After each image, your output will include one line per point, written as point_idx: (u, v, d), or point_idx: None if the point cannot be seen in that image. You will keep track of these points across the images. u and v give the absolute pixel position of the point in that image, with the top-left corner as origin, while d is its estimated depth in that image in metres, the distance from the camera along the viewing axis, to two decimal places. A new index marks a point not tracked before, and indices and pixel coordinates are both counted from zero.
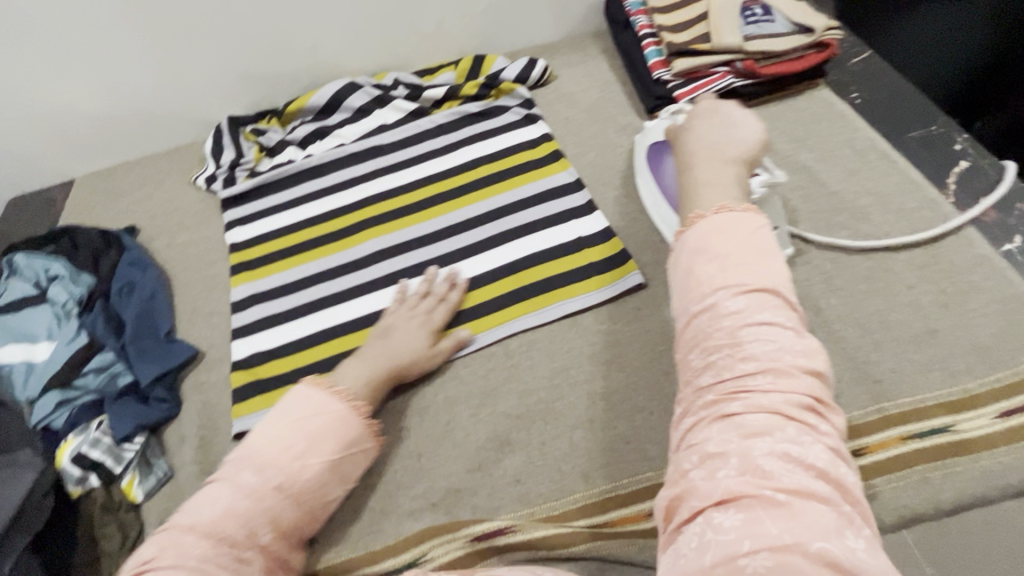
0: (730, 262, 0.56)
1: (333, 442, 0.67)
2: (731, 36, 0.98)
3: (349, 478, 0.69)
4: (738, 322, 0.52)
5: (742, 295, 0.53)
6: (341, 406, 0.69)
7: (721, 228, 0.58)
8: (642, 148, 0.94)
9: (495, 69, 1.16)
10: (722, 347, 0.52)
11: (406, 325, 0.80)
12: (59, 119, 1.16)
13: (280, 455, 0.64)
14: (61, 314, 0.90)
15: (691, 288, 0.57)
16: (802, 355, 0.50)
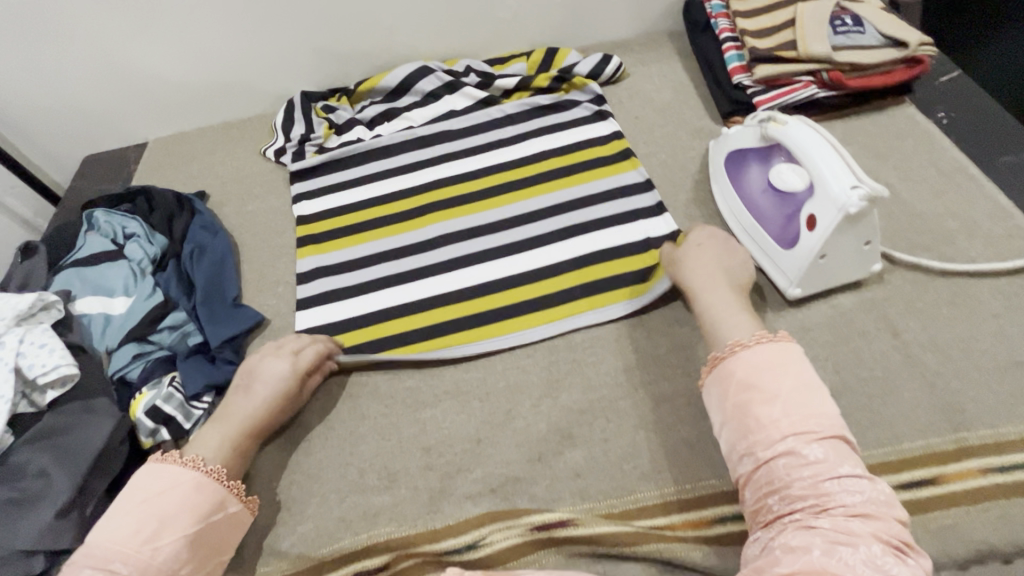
0: (789, 398, 0.59)
1: (187, 516, 0.63)
2: (819, 45, 0.96)
3: (216, 550, 0.65)
4: (823, 468, 0.55)
5: (818, 442, 0.56)
6: (194, 475, 0.65)
7: (763, 361, 0.63)
8: (720, 154, 0.93)
9: (568, 63, 1.16)
10: (805, 492, 0.54)
11: (263, 376, 0.76)
12: (141, 83, 1.19)
13: (130, 544, 0.59)
14: (136, 271, 0.93)
15: (753, 426, 0.59)
16: (887, 504, 0.53)
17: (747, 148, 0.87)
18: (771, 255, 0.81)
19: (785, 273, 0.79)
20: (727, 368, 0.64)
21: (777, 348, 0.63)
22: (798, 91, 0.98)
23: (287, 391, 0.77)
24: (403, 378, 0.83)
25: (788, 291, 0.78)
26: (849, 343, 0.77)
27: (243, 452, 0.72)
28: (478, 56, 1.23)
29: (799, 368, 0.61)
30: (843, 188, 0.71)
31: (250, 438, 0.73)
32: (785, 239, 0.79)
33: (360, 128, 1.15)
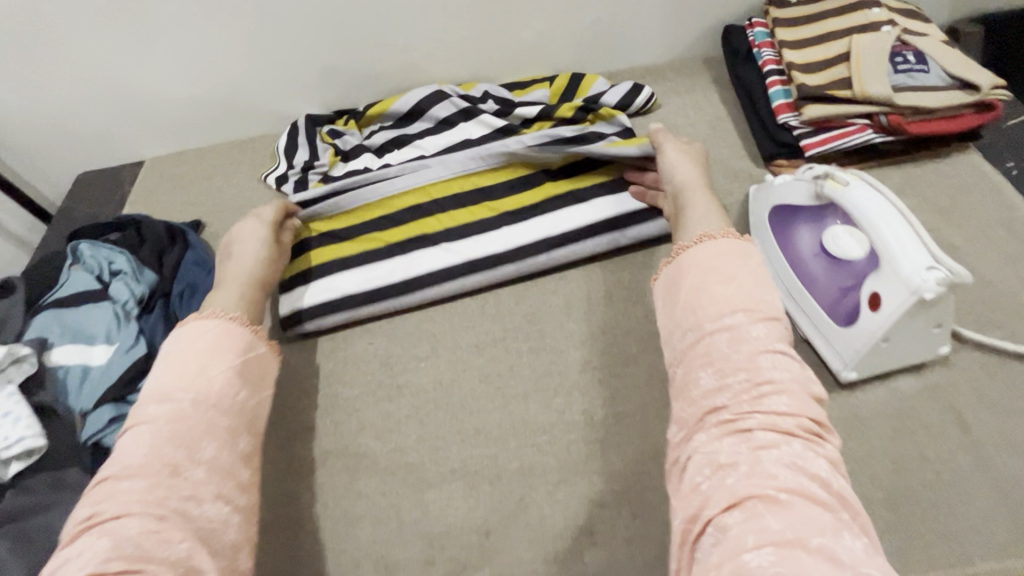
0: (736, 288, 0.59)
1: (231, 350, 0.66)
2: (879, 86, 0.86)
3: (255, 384, 0.67)
4: (757, 346, 0.55)
5: (758, 322, 0.56)
6: (218, 324, 0.68)
7: (714, 252, 0.63)
8: (763, 205, 0.83)
9: (594, 91, 1.06)
10: (738, 369, 0.54)
11: (242, 240, 0.83)
12: (137, 100, 1.12)
13: (186, 378, 0.62)
14: (120, 315, 0.85)
15: (694, 315, 0.59)
16: (809, 384, 0.53)
17: (797, 204, 0.78)
18: (823, 329, 0.71)
19: (839, 353, 0.69)
20: (685, 260, 0.65)
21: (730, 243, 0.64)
22: (852, 135, 0.88)
23: (269, 250, 0.83)
24: (404, 451, 0.75)
25: (842, 374, 0.69)
26: (910, 436, 0.68)
27: (254, 298, 0.76)
28: (497, 80, 1.14)
29: (750, 257, 0.62)
30: (917, 267, 0.62)
31: (255, 288, 0.78)
32: (840, 313, 0.70)
33: (368, 156, 1.06)
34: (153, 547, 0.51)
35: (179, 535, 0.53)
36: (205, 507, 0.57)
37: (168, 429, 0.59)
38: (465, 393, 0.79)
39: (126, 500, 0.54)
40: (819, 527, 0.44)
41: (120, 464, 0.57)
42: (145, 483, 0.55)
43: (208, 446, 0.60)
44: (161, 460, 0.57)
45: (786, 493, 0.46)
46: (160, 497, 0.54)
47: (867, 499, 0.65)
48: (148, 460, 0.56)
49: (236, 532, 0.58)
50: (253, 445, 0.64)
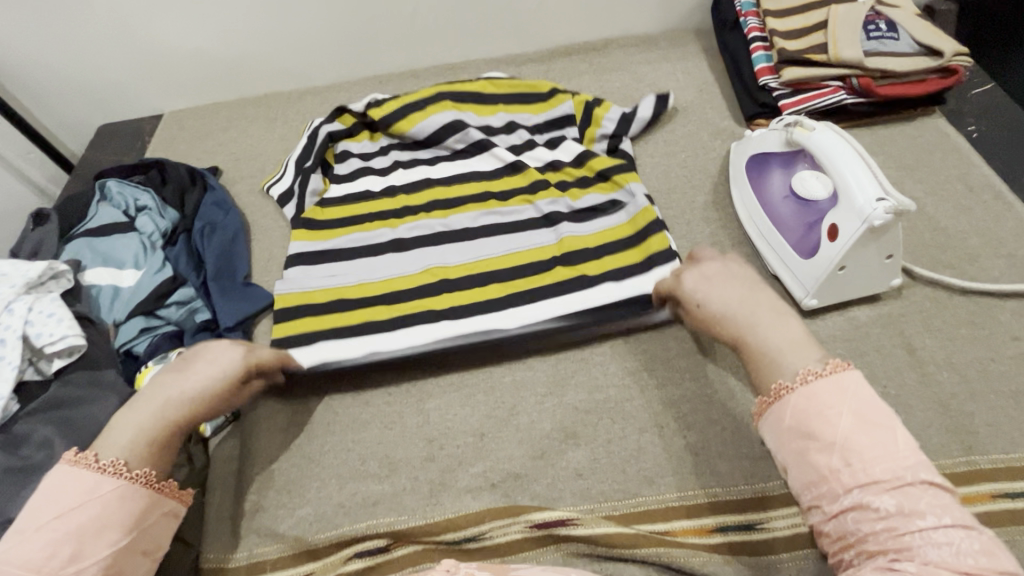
0: (859, 449, 0.45)
1: (114, 528, 0.54)
2: (851, 50, 0.93)
3: (156, 544, 0.59)
4: (893, 523, 0.43)
5: (884, 491, 0.44)
6: (113, 487, 0.56)
7: (818, 402, 0.48)
8: (741, 156, 0.91)
9: (637, 118, 1.03)
10: (880, 549, 0.43)
11: (183, 376, 0.65)
12: (158, 53, 1.18)
13: (44, 566, 0.51)
14: (147, 245, 0.92)
15: (818, 479, 0.47)
16: (983, 554, 0.41)
17: (770, 153, 0.86)
18: (789, 263, 0.80)
19: (801, 282, 0.77)
20: (776, 417, 0.50)
21: (835, 386, 0.48)
22: (826, 96, 0.95)
23: (229, 380, 0.67)
24: (407, 368, 0.82)
25: (804, 301, 0.77)
26: (863, 357, 0.76)
27: (167, 442, 0.61)
28: (501, 45, 1.21)
29: (869, 408, 0.47)
30: (868, 199, 0.69)
31: (173, 430, 0.62)
32: (804, 248, 0.78)
33: (382, 181, 1.03)
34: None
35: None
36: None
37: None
38: (464, 319, 0.86)
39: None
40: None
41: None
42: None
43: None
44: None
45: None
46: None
47: None
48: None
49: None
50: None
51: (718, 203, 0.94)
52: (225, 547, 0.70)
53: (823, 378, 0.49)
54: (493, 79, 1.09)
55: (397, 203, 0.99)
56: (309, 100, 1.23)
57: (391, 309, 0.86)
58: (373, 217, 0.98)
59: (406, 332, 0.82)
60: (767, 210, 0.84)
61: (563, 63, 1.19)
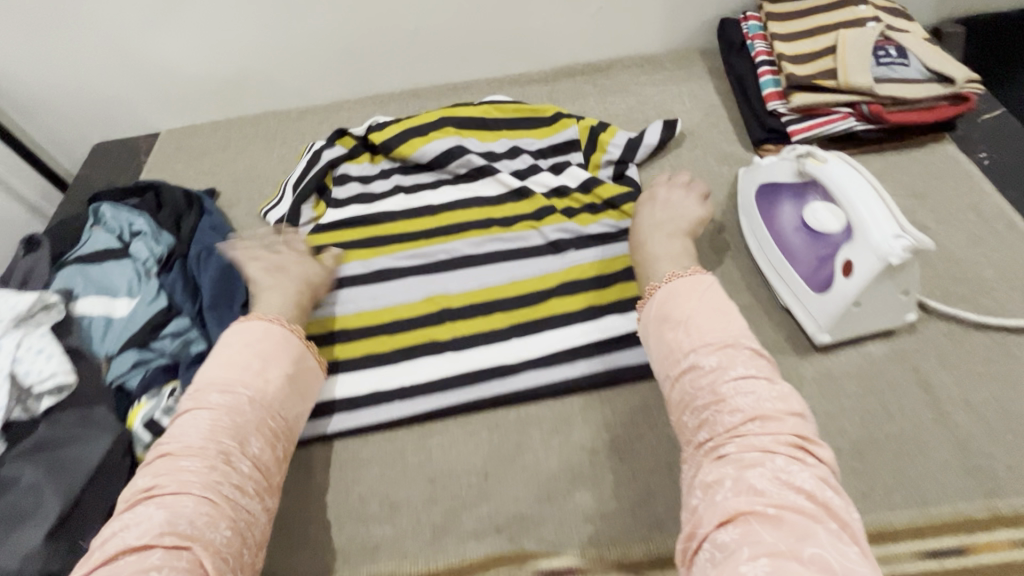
0: (696, 321, 0.70)
1: (283, 360, 0.74)
2: (860, 77, 0.92)
3: (307, 391, 0.76)
4: (718, 376, 0.65)
5: (714, 353, 0.67)
6: (280, 329, 0.76)
7: (676, 292, 0.73)
8: (750, 185, 0.89)
9: (643, 147, 1.01)
10: (706, 398, 0.64)
11: (296, 256, 0.89)
12: (157, 72, 1.16)
13: (245, 376, 0.71)
14: (142, 272, 0.91)
15: (668, 351, 0.70)
16: (780, 401, 0.62)
17: (781, 183, 0.84)
18: (800, 296, 0.78)
19: (813, 317, 0.76)
20: (649, 307, 0.75)
21: (693, 280, 0.74)
22: (835, 123, 0.94)
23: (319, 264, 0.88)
24: (410, 402, 0.80)
25: (816, 337, 0.75)
26: (878, 394, 0.74)
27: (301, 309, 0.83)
28: (504, 64, 1.19)
29: (704, 296, 0.72)
30: (885, 235, 0.68)
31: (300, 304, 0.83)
32: (815, 282, 0.76)
33: (381, 205, 1.01)
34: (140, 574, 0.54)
35: (176, 564, 0.55)
36: (250, 501, 0.64)
37: (226, 420, 0.67)
38: (468, 351, 0.84)
39: (187, 480, 0.61)
40: (797, 537, 0.51)
41: (179, 441, 0.65)
42: (201, 465, 0.63)
43: (256, 442, 0.67)
44: (216, 446, 0.64)
45: (774, 509, 0.54)
46: (215, 481, 0.62)
47: (835, 450, 0.70)
48: (207, 442, 0.64)
49: (257, 532, 0.64)
50: (288, 448, 0.72)
51: (726, 230, 0.92)
52: None
53: (687, 276, 0.75)
54: (493, 106, 1.08)
55: (399, 229, 0.98)
56: (309, 119, 1.21)
57: (393, 340, 0.86)
58: (377, 244, 0.96)
59: (413, 365, 0.83)
60: (778, 240, 0.83)
61: (566, 84, 1.18)
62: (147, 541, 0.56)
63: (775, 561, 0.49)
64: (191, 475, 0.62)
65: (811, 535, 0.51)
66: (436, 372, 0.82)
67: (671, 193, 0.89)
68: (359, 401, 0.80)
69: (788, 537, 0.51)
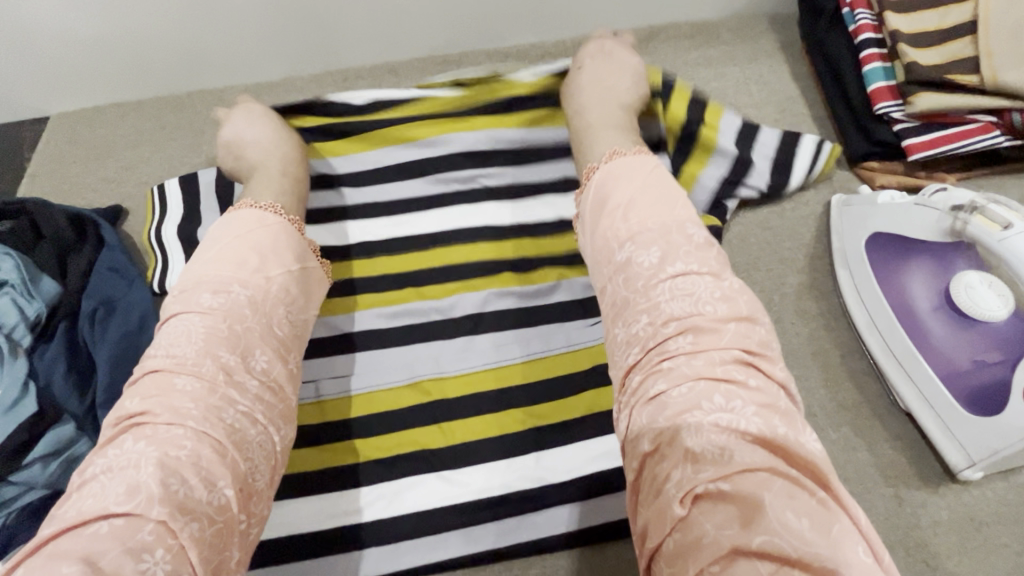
0: (634, 206, 0.52)
1: (286, 254, 0.55)
2: (1018, 74, 0.65)
3: (315, 295, 0.58)
4: (653, 273, 0.48)
5: (653, 244, 0.49)
6: (277, 219, 0.57)
7: (621, 174, 0.55)
8: (861, 227, 0.63)
9: (722, 151, 0.70)
10: (641, 309, 0.47)
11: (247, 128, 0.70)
12: (17, 40, 0.81)
13: (239, 272, 0.51)
14: (6, 350, 0.64)
15: (602, 247, 0.52)
16: (721, 305, 0.45)
17: (915, 240, 0.59)
18: (940, 409, 0.55)
19: (964, 447, 0.54)
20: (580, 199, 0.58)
21: (636, 160, 0.56)
22: (970, 139, 0.69)
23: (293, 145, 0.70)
24: (390, 547, 0.58)
25: (964, 473, 0.54)
26: None
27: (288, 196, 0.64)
28: (508, 32, 0.88)
29: (652, 174, 0.54)
30: None
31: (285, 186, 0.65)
32: (967, 392, 0.54)
33: (347, 233, 0.71)
34: (128, 558, 0.36)
35: (175, 544, 0.38)
36: (262, 433, 0.46)
37: (223, 327, 0.47)
38: (469, 469, 0.61)
39: (180, 408, 0.43)
40: (745, 519, 0.36)
41: (170, 355, 0.46)
42: (198, 387, 0.44)
43: (264, 355, 0.49)
44: (213, 362, 0.45)
45: (717, 483, 0.37)
46: (215, 409, 0.44)
47: None
48: (200, 356, 0.45)
49: (264, 481, 0.46)
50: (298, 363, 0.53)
51: (817, 284, 0.68)
52: None
53: (620, 160, 0.57)
54: (475, 77, 0.74)
55: (367, 271, 0.69)
56: None
57: (371, 450, 0.62)
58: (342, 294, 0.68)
59: (400, 489, 0.60)
60: (904, 317, 0.59)
61: None
62: (130, 507, 0.38)
63: (725, 562, 0.35)
64: (183, 404, 0.43)
65: (760, 514, 0.35)
66: (433, 499, 0.59)
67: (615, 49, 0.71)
68: (323, 543, 0.58)
69: (740, 523, 0.35)
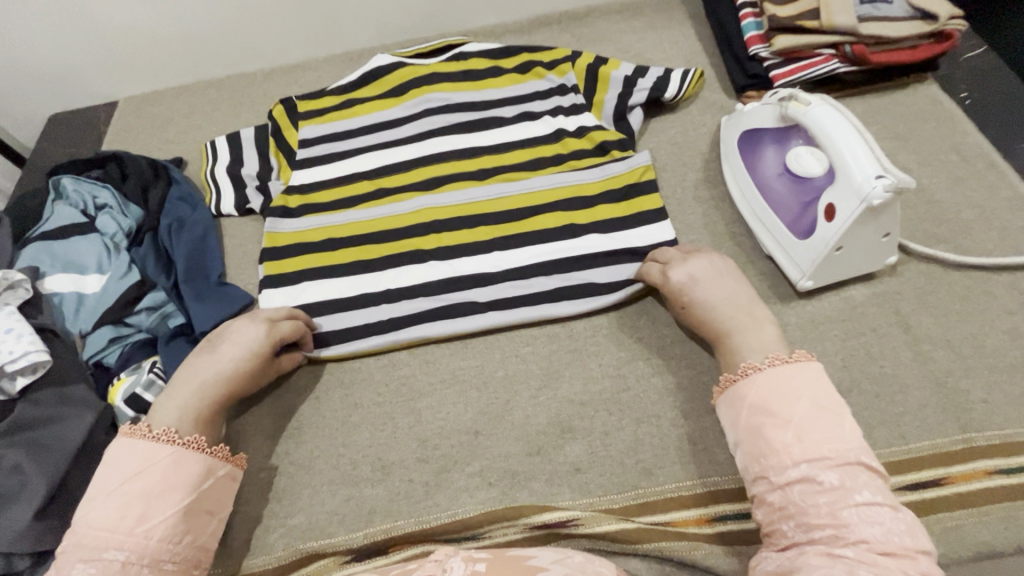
0: (803, 426, 0.52)
1: (178, 489, 0.59)
2: (845, 15, 0.88)
3: (215, 507, 0.62)
4: (838, 496, 0.48)
5: (831, 468, 0.50)
6: (170, 451, 0.60)
7: (784, 384, 0.55)
8: (733, 131, 0.87)
9: (616, 79, 0.98)
10: (823, 523, 0.48)
11: (237, 340, 0.69)
12: (108, 35, 1.07)
13: (120, 529, 0.55)
14: (111, 246, 0.86)
15: (768, 453, 0.52)
16: (909, 535, 0.47)
17: (763, 128, 0.82)
18: (784, 244, 0.78)
19: (798, 265, 0.76)
20: (740, 391, 0.57)
21: (796, 372, 0.56)
22: (817, 66, 0.92)
23: (255, 358, 0.69)
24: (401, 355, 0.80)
25: (800, 283, 0.76)
26: (860, 338, 0.75)
27: (211, 420, 0.66)
28: (478, 15, 1.14)
29: (815, 391, 0.54)
30: (867, 176, 0.68)
31: (214, 405, 0.66)
32: (799, 228, 0.76)
33: (354, 165, 0.97)
34: None
35: None
36: None
37: None
38: (450, 310, 0.81)
39: None
40: None
41: None
42: None
43: None
44: None
45: None
46: None
47: None
48: None
49: None
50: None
51: (710, 179, 0.91)
52: (219, 561, 0.69)
53: (789, 363, 0.56)
54: (452, 59, 1.05)
55: (370, 188, 0.94)
56: (277, 82, 1.15)
57: (383, 249, 0.87)
58: (356, 203, 0.92)
59: (399, 271, 0.85)
60: (764, 190, 0.81)
61: (543, 35, 1.13)
62: None
63: None
64: None
65: None
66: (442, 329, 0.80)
67: (705, 265, 0.71)
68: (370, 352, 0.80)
69: None
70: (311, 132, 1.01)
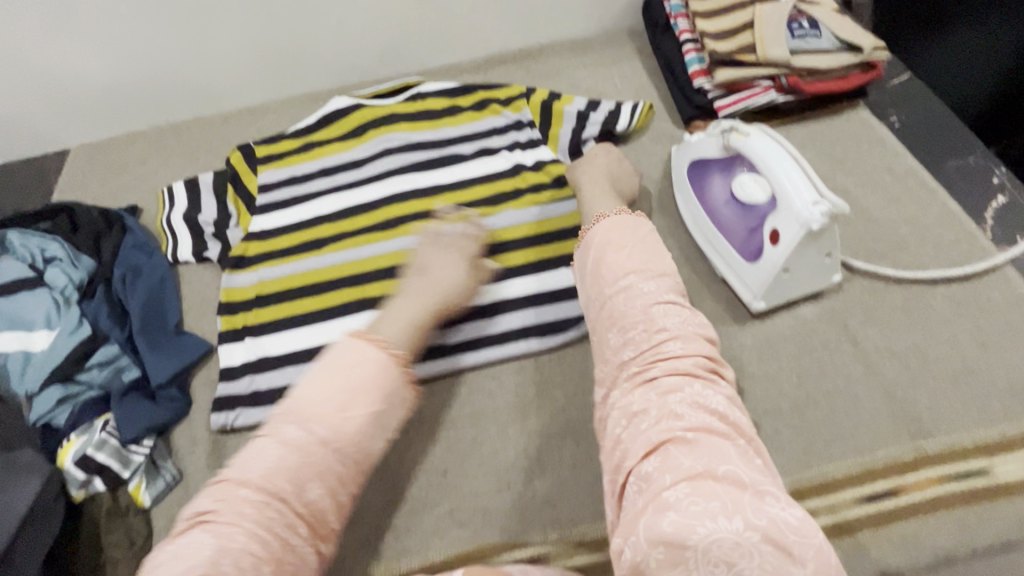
0: (627, 254, 0.70)
1: (376, 392, 0.63)
2: (778, 49, 0.94)
3: (390, 427, 0.65)
4: (647, 299, 0.65)
5: (647, 278, 0.67)
6: (381, 354, 0.65)
7: (613, 228, 0.73)
8: (682, 161, 0.91)
9: (569, 113, 1.02)
10: (638, 321, 0.64)
11: (441, 261, 0.80)
12: (59, 84, 1.06)
13: (326, 410, 0.61)
14: (60, 301, 0.83)
15: (600, 281, 0.69)
16: (697, 326, 0.64)
17: (709, 157, 0.86)
18: (735, 268, 0.81)
19: (750, 287, 0.79)
20: (590, 236, 0.74)
21: (621, 222, 0.74)
22: (757, 97, 0.97)
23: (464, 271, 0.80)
24: None
25: (753, 305, 0.79)
26: (813, 354, 0.78)
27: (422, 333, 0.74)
28: (435, 55, 1.17)
29: (635, 229, 0.73)
30: (805, 203, 0.71)
31: (427, 319, 0.75)
32: (746, 251, 0.79)
33: (315, 207, 0.97)
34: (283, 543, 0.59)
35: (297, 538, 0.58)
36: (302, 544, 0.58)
37: (292, 459, 0.59)
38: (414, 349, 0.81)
39: (242, 511, 0.56)
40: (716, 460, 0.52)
41: (243, 475, 0.58)
42: (259, 499, 0.57)
43: (315, 488, 0.59)
44: (277, 486, 0.58)
45: (692, 431, 0.54)
46: (269, 518, 0.56)
47: (777, 409, 0.74)
48: (267, 480, 0.57)
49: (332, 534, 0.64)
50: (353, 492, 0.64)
51: (664, 206, 0.94)
52: None
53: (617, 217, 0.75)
54: (410, 99, 1.07)
55: (331, 229, 0.94)
56: (235, 125, 1.15)
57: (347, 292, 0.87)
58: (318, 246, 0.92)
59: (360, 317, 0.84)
60: (714, 216, 0.84)
61: (499, 72, 1.17)
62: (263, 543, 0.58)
63: (693, 483, 0.50)
64: (247, 506, 0.56)
65: (723, 455, 0.52)
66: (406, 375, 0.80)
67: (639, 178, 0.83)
68: None
69: (706, 460, 0.52)
70: (270, 175, 1.01)
